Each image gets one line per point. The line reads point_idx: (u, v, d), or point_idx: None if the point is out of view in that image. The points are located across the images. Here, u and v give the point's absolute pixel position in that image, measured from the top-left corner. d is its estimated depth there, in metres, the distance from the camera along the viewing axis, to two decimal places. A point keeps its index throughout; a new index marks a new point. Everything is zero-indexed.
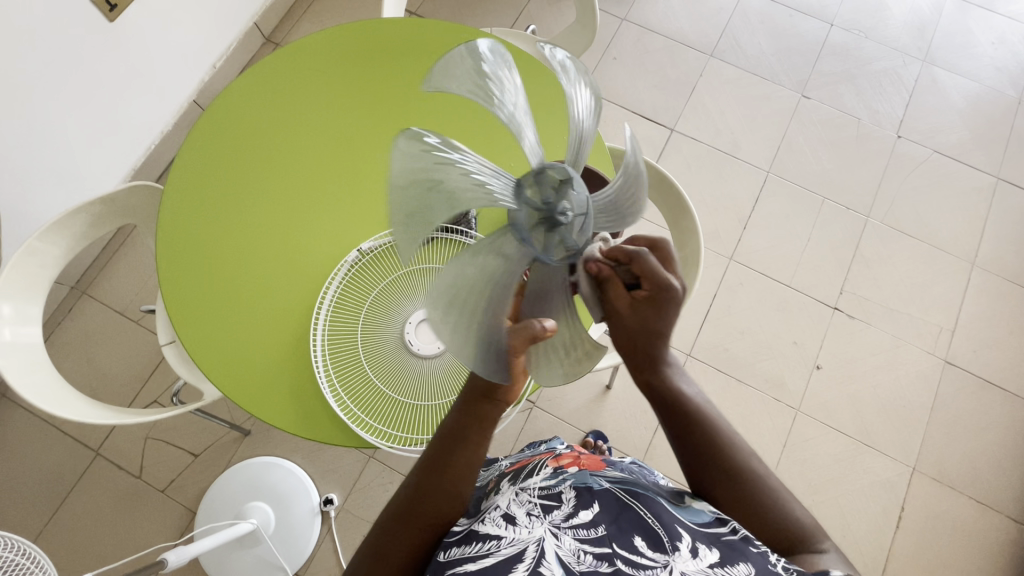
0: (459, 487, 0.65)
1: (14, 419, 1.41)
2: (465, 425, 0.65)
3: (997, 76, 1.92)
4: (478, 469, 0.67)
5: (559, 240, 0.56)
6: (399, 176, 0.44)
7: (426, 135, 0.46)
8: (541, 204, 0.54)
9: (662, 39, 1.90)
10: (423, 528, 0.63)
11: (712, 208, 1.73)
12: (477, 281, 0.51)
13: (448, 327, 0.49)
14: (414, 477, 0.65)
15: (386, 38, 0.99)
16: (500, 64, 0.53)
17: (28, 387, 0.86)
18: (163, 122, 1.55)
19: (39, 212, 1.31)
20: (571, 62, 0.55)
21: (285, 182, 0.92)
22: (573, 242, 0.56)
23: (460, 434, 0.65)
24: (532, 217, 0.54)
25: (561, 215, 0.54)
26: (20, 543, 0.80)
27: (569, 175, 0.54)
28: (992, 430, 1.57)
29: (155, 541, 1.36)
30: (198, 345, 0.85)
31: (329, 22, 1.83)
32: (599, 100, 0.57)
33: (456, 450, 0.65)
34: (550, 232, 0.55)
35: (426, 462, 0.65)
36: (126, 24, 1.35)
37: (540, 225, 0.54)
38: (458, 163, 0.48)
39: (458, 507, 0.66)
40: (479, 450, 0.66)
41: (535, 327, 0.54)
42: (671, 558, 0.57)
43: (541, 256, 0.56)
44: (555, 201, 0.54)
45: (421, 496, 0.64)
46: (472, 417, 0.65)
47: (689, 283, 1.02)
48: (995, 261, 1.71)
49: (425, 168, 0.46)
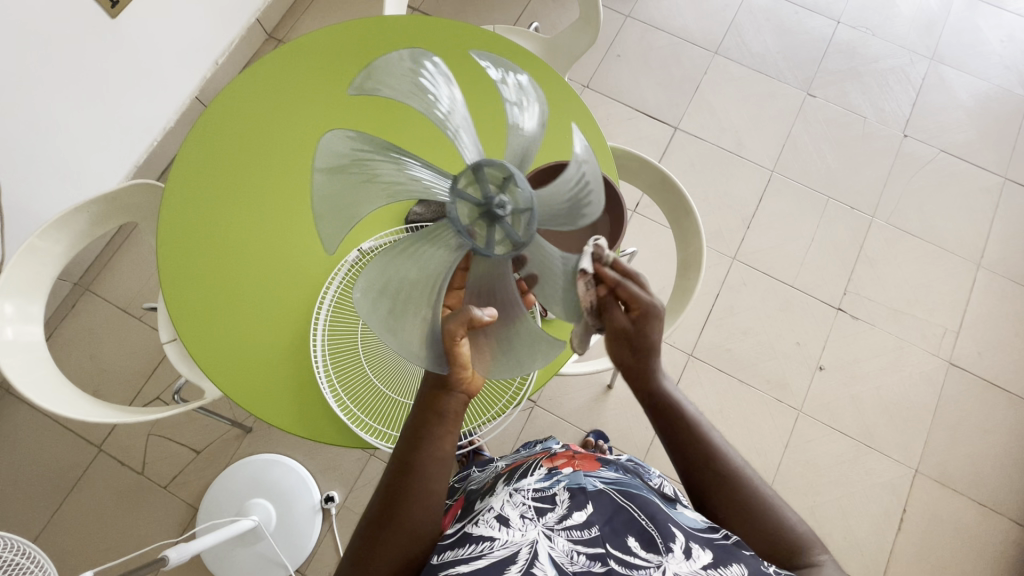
0: (431, 486, 0.63)
1: (17, 414, 1.42)
2: (423, 419, 0.63)
3: (1006, 74, 1.90)
4: (449, 463, 0.65)
5: (501, 233, 0.58)
6: (326, 174, 0.56)
7: (355, 136, 0.57)
8: (475, 203, 0.58)
9: (667, 36, 1.88)
10: (407, 533, 0.62)
11: (715, 207, 1.72)
12: (407, 264, 0.59)
13: (376, 306, 0.57)
14: (385, 480, 0.64)
15: (387, 35, 0.99)
16: (441, 77, 0.61)
17: (29, 385, 0.86)
18: (165, 119, 1.56)
19: (44, 210, 1.32)
20: (515, 76, 0.61)
21: (286, 187, 0.91)
22: (517, 236, 0.57)
23: (419, 430, 0.63)
24: (472, 211, 0.58)
25: (490, 207, 0.57)
26: (21, 543, 0.81)
27: (504, 174, 0.57)
28: (995, 432, 1.56)
29: (157, 537, 1.37)
30: (199, 341, 0.85)
31: (330, 19, 1.83)
32: (545, 110, 0.64)
33: (420, 447, 0.63)
34: (491, 226, 0.58)
35: (395, 463, 0.64)
36: (126, 20, 1.34)
37: (480, 218, 0.58)
38: (387, 160, 0.60)
39: (434, 508, 0.64)
40: (444, 442, 0.64)
41: (472, 312, 0.57)
42: (665, 559, 0.57)
43: (489, 250, 0.59)
44: (494, 196, 0.57)
45: (393, 499, 0.62)
46: (427, 407, 0.63)
47: (690, 283, 1.02)
48: (1001, 262, 1.70)
49: (354, 160, 0.57)
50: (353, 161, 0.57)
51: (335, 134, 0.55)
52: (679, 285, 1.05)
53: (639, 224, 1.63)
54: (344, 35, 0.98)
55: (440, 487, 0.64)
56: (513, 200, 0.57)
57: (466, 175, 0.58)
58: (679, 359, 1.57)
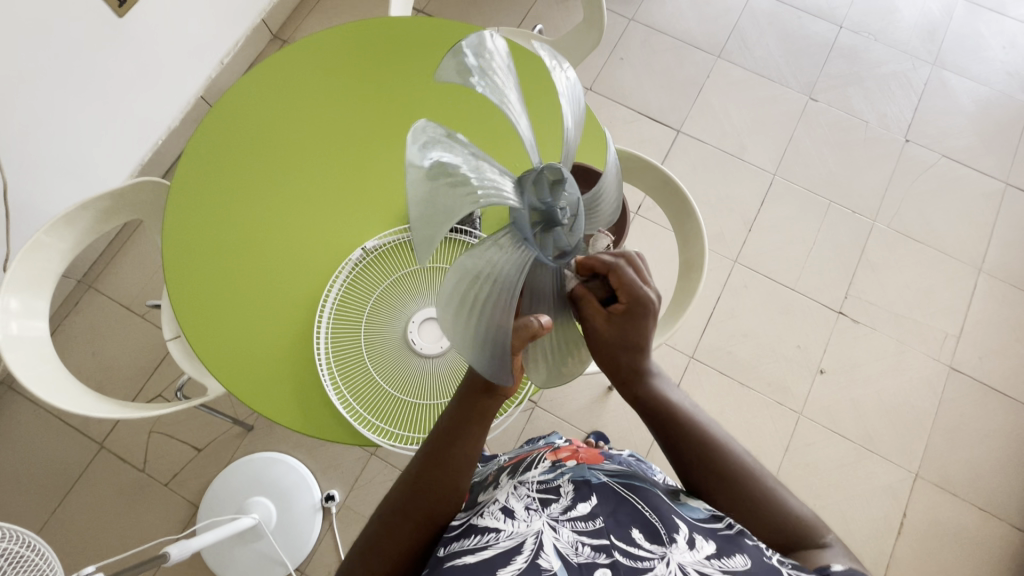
0: (457, 482, 0.65)
1: (18, 410, 1.43)
2: (464, 419, 0.63)
3: (1008, 80, 1.90)
4: (476, 463, 0.67)
5: (554, 241, 0.55)
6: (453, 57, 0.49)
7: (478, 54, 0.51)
8: (540, 203, 0.53)
9: (670, 40, 1.89)
10: (421, 518, 0.63)
11: (717, 209, 1.72)
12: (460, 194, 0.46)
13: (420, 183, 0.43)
14: (414, 469, 0.64)
15: (391, 35, 1.00)
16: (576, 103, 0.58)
17: (34, 379, 0.86)
18: (171, 118, 1.57)
19: (50, 206, 1.33)
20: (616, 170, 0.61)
21: (294, 186, 0.92)
22: (565, 243, 0.56)
23: (459, 428, 0.64)
24: (532, 216, 0.53)
25: (562, 215, 0.54)
26: (25, 535, 0.81)
27: (579, 212, 0.56)
28: (995, 438, 1.56)
29: (157, 534, 1.37)
30: (203, 334, 0.86)
31: (335, 20, 1.84)
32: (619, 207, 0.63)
33: (456, 446, 0.64)
34: (547, 232, 0.54)
35: (427, 454, 0.64)
36: (134, 17, 1.35)
37: (539, 224, 0.53)
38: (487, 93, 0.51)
39: (455, 500, 0.66)
40: (478, 443, 0.65)
41: (534, 323, 0.54)
42: (668, 549, 0.57)
43: (530, 248, 0.53)
44: (554, 202, 0.53)
45: (419, 491, 0.63)
46: (473, 411, 0.63)
47: (693, 284, 1.03)
48: (1001, 266, 1.71)
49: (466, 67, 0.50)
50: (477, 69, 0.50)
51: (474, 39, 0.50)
52: (683, 285, 1.05)
53: (641, 226, 1.64)
54: (348, 38, 0.99)
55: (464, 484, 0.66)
56: (569, 234, 0.56)
57: (557, 170, 0.54)
58: (679, 361, 1.58)
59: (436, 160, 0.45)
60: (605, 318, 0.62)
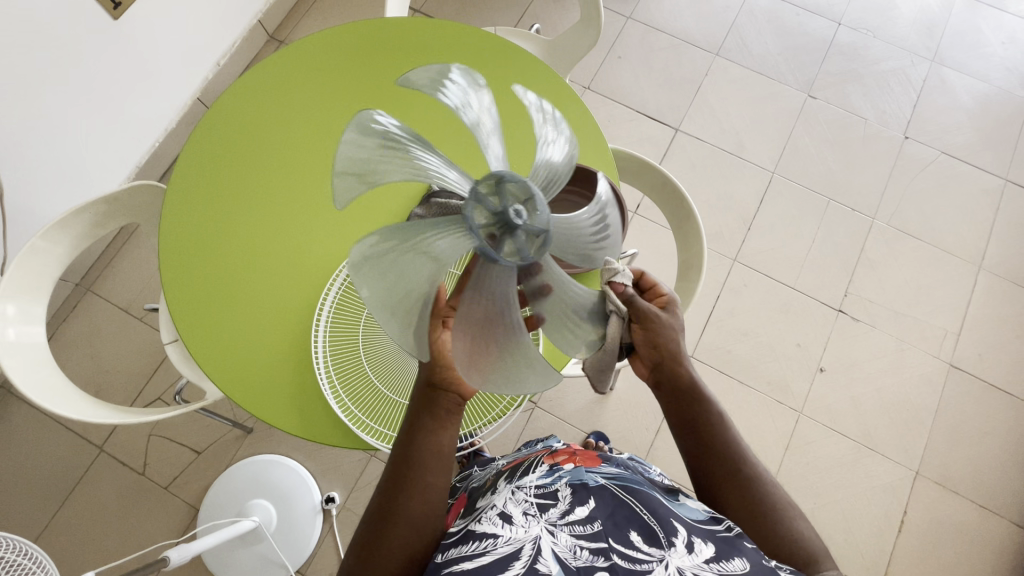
0: (428, 478, 0.65)
1: (17, 414, 1.42)
2: (418, 413, 0.66)
3: (1007, 76, 1.90)
4: (450, 456, 0.67)
5: (513, 246, 0.55)
6: (439, 71, 0.60)
7: (459, 77, 0.61)
8: (498, 209, 0.55)
9: (668, 38, 1.88)
10: (409, 526, 0.63)
11: (716, 208, 1.72)
12: (391, 169, 0.57)
13: (354, 139, 0.54)
14: (386, 475, 0.66)
15: (387, 35, 0.99)
16: (558, 138, 0.65)
17: (32, 386, 0.86)
18: (166, 120, 1.56)
19: (47, 210, 1.33)
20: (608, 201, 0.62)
21: (290, 189, 0.91)
22: (528, 253, 0.56)
23: (416, 424, 0.66)
24: (486, 219, 0.55)
25: (517, 219, 0.54)
26: (24, 544, 0.81)
27: (547, 227, 0.55)
28: (995, 435, 1.56)
29: (158, 538, 1.37)
30: (200, 338, 0.85)
31: (332, 19, 1.83)
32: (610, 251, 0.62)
33: (418, 441, 0.65)
34: (503, 236, 0.55)
35: (394, 457, 0.66)
36: (129, 21, 1.35)
37: (495, 228, 0.55)
38: (461, 108, 0.61)
39: (434, 503, 0.65)
40: (442, 434, 0.66)
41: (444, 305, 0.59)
42: (667, 552, 0.57)
43: (475, 242, 0.55)
44: (511, 205, 0.55)
45: (393, 495, 0.64)
46: (424, 405, 0.66)
47: (691, 287, 1.02)
48: (1002, 263, 1.70)
49: (443, 82, 0.60)
50: (459, 87, 0.61)
51: (456, 67, 0.61)
52: (682, 287, 1.05)
53: (640, 226, 1.63)
54: (348, 39, 0.98)
55: (439, 480, 0.65)
56: (534, 246, 0.56)
57: (522, 187, 0.55)
58: None
59: (383, 136, 0.57)
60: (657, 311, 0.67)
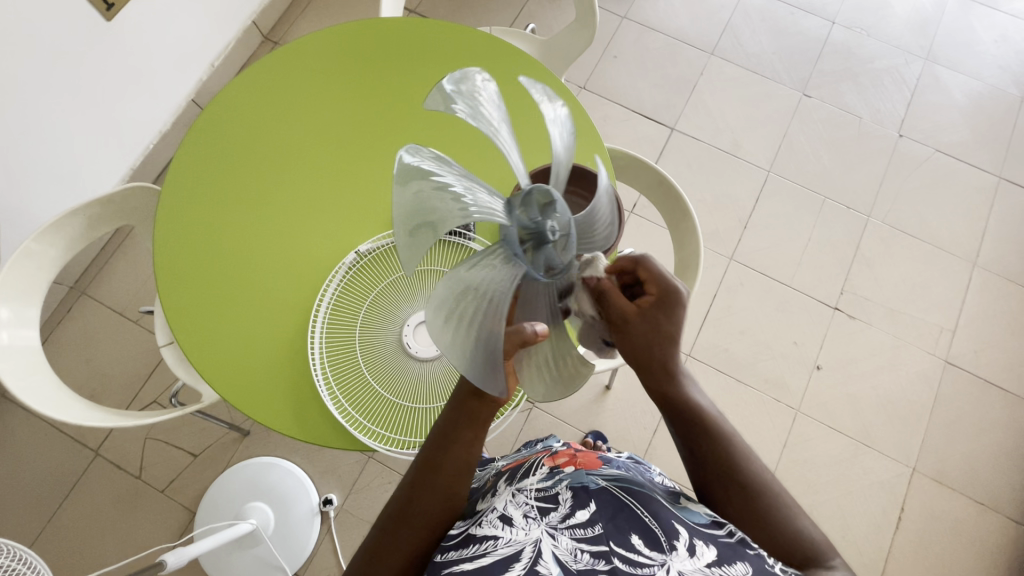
0: (451, 485, 0.64)
1: (11, 418, 1.41)
2: (456, 422, 0.64)
3: (1000, 74, 1.91)
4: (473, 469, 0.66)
5: (543, 260, 0.56)
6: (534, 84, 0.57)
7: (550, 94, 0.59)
8: (533, 224, 0.54)
9: (663, 37, 1.88)
10: (421, 526, 0.63)
11: (712, 207, 1.72)
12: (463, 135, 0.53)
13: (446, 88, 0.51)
14: (410, 476, 0.65)
15: (383, 36, 0.99)
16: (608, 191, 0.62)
17: (26, 390, 0.85)
18: (159, 122, 1.55)
19: (40, 213, 1.32)
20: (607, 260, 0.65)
21: (287, 189, 0.91)
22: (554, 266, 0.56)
23: (453, 432, 0.64)
24: (524, 232, 0.54)
25: (551, 236, 0.55)
26: (19, 550, 0.80)
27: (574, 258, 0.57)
28: (992, 431, 1.57)
29: (154, 542, 1.36)
30: (196, 338, 0.85)
31: (327, 20, 1.83)
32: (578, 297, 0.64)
33: (450, 450, 0.64)
34: (537, 251, 0.55)
35: (422, 460, 0.65)
36: (123, 23, 1.34)
37: (530, 242, 0.54)
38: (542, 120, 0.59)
39: (449, 506, 0.65)
40: (474, 447, 0.65)
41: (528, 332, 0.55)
42: (668, 557, 0.57)
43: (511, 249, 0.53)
44: (545, 223, 0.54)
45: (413, 496, 0.64)
46: (462, 415, 0.64)
47: (688, 287, 1.02)
48: (996, 260, 1.71)
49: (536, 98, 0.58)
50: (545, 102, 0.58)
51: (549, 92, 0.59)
52: (679, 286, 1.04)
53: (636, 225, 1.63)
54: (346, 39, 0.98)
55: (457, 484, 0.65)
56: (560, 255, 0.57)
57: (563, 221, 0.55)
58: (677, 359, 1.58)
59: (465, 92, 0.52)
60: (635, 308, 0.65)
